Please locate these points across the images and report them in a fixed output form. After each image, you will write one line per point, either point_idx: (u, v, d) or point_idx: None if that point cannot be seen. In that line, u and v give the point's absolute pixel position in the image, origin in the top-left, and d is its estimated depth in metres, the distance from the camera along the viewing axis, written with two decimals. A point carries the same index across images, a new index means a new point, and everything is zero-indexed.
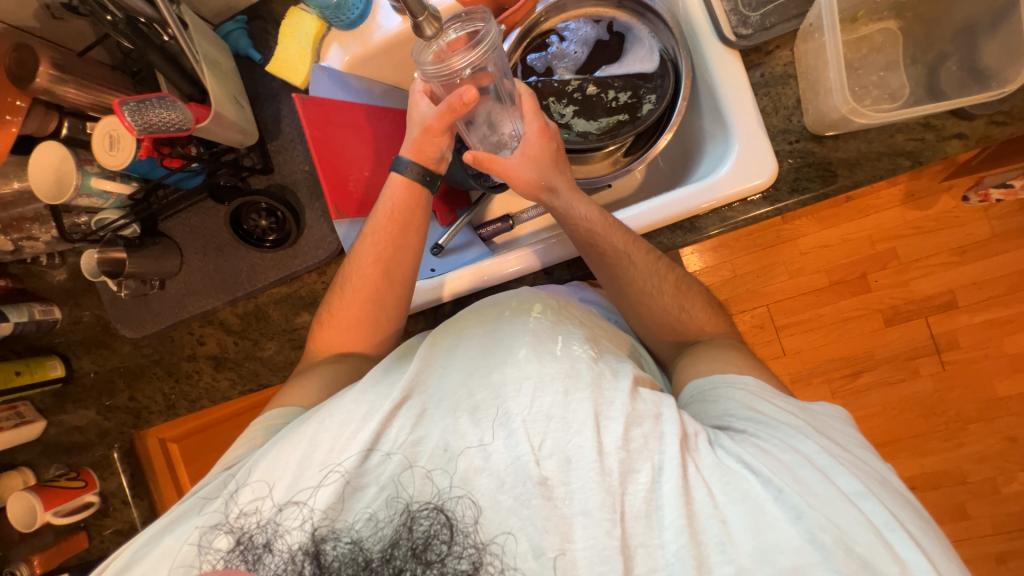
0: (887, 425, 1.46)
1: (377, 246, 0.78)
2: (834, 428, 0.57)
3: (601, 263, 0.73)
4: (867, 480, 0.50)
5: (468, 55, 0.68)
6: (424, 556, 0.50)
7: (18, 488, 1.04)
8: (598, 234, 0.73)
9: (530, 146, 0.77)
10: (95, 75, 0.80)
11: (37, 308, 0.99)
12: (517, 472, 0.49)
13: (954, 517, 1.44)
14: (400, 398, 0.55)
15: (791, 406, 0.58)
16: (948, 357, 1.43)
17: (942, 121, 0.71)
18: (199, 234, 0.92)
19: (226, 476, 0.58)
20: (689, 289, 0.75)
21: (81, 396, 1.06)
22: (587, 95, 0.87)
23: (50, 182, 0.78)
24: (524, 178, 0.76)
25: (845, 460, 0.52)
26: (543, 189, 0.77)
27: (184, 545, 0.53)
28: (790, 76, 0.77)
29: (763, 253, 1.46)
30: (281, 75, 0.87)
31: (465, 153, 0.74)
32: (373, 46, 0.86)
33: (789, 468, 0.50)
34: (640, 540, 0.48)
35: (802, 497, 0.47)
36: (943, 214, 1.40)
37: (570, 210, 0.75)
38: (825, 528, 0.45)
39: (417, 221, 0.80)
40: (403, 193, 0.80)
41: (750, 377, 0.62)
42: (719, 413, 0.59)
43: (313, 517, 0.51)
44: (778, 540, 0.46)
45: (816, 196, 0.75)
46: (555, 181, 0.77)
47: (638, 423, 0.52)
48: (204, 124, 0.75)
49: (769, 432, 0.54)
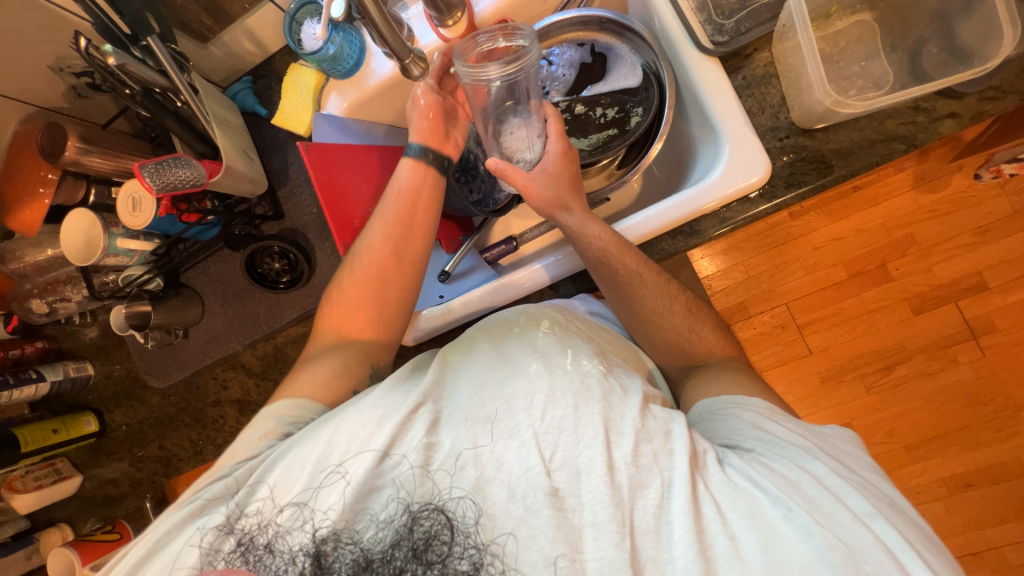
0: (929, 418, 1.38)
1: (389, 226, 0.79)
2: (842, 449, 0.55)
3: (612, 281, 0.73)
4: (876, 502, 0.48)
5: (503, 67, 0.74)
6: (425, 557, 0.50)
7: (57, 545, 1.07)
8: (612, 254, 0.73)
9: (551, 164, 0.80)
10: (118, 144, 0.86)
11: (71, 366, 1.03)
12: (529, 482, 0.49)
13: (1018, 514, 1.34)
14: (416, 403, 0.55)
15: (798, 427, 0.57)
16: (985, 341, 1.36)
17: (930, 102, 0.71)
18: (218, 282, 0.97)
19: (229, 478, 0.57)
20: (701, 311, 0.75)
21: (114, 449, 1.09)
22: (576, 115, 0.91)
23: (81, 246, 0.83)
24: (541, 195, 0.78)
25: (854, 481, 0.50)
26: (560, 209, 0.78)
27: (184, 546, 0.54)
28: (772, 76, 0.78)
29: (775, 251, 1.44)
30: (287, 126, 0.93)
31: (489, 160, 0.77)
32: (368, 90, 0.91)
33: (799, 489, 0.48)
34: (649, 554, 0.47)
35: (811, 515, 0.46)
36: (957, 195, 1.37)
37: (584, 231, 0.76)
38: (834, 546, 0.44)
39: (428, 203, 0.82)
40: (413, 175, 0.82)
41: (759, 399, 0.61)
42: (727, 433, 0.58)
43: (313, 519, 0.51)
44: (788, 556, 0.44)
45: (814, 188, 0.74)
46: (570, 202, 0.79)
47: (647, 439, 0.51)
48: (216, 178, 0.80)
49: (777, 452, 0.53)
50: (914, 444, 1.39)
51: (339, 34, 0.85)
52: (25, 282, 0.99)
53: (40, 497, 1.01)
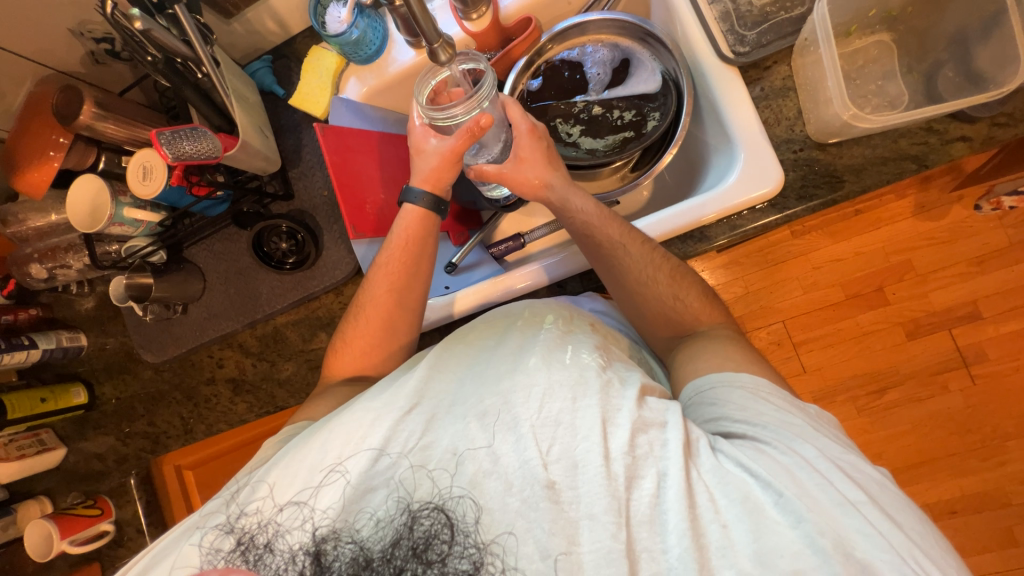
0: (917, 443, 1.39)
1: (388, 275, 0.79)
2: (830, 429, 0.55)
3: (597, 254, 0.74)
4: (869, 486, 0.49)
5: (462, 105, 0.72)
6: (424, 556, 0.49)
7: (35, 518, 1.04)
8: (594, 226, 0.74)
9: (522, 149, 0.79)
10: (132, 112, 0.85)
11: (64, 335, 1.02)
12: (525, 475, 0.49)
13: (1002, 544, 1.35)
14: (410, 405, 0.55)
15: (789, 403, 0.56)
16: (977, 370, 1.38)
17: (943, 125, 0.73)
18: (222, 259, 0.96)
19: (231, 490, 0.56)
20: (689, 280, 0.73)
21: (102, 422, 1.08)
22: (593, 115, 0.91)
23: (85, 212, 0.82)
24: (524, 181, 0.78)
25: (843, 464, 0.50)
26: (542, 188, 0.78)
27: (186, 568, 0.52)
28: (790, 89, 0.79)
29: (774, 268, 1.45)
30: (303, 107, 0.92)
31: (471, 168, 0.80)
32: (388, 78, 0.92)
33: (790, 472, 0.48)
34: (644, 544, 0.47)
35: (803, 501, 0.45)
36: (957, 224, 1.39)
37: (566, 207, 0.77)
38: (825, 533, 0.44)
39: (430, 249, 0.81)
40: (417, 224, 0.81)
41: (746, 375, 0.59)
42: (714, 418, 0.57)
43: (313, 518, 0.51)
44: (779, 543, 0.45)
45: (825, 202, 0.76)
46: (551, 178, 0.78)
47: (644, 430, 0.51)
48: (231, 152, 0.80)
49: (767, 434, 0.52)
50: (904, 467, 1.40)
51: (364, 19, 0.86)
52: (25, 246, 0.97)
53: (21, 467, 0.99)
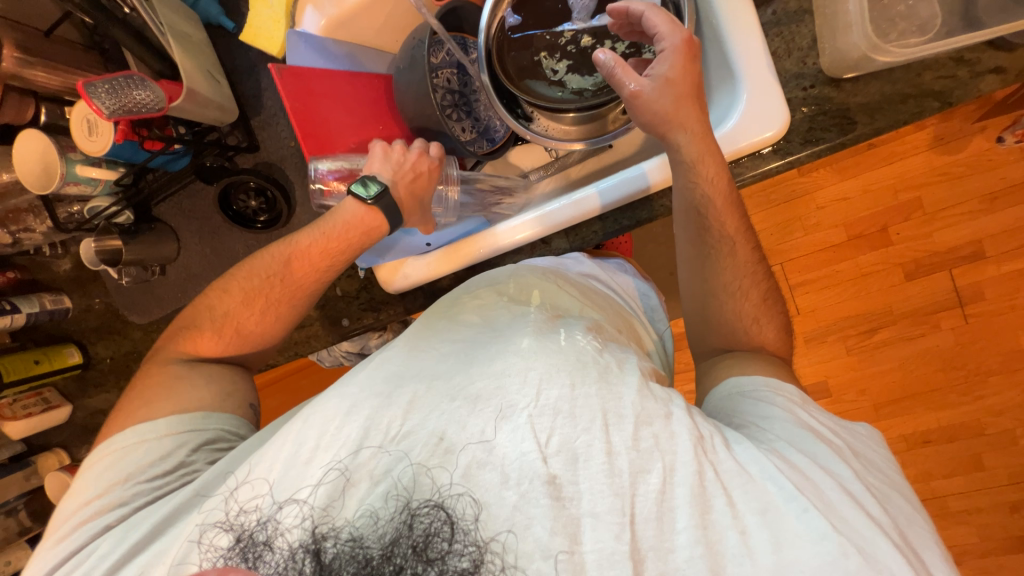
0: (903, 381, 1.43)
1: (269, 307, 0.74)
2: (872, 454, 0.57)
3: (699, 235, 0.67)
4: (897, 514, 0.51)
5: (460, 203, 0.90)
6: (425, 555, 0.47)
7: (55, 468, 1.10)
8: (715, 207, 0.65)
9: (675, 69, 0.63)
10: (64, 55, 0.76)
11: (47, 299, 1.01)
12: (523, 468, 0.48)
13: (969, 469, 1.43)
14: (401, 392, 0.54)
15: (830, 423, 0.58)
16: (971, 311, 1.37)
17: (976, 54, 0.64)
18: (193, 217, 0.91)
19: (227, 471, 0.58)
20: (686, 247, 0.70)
21: (100, 380, 1.09)
22: (581, 49, 0.81)
23: (35, 171, 0.77)
24: (652, 109, 0.64)
25: (875, 489, 0.52)
26: (673, 127, 0.64)
27: (185, 542, 0.53)
28: (806, 12, 0.70)
29: (778, 210, 1.40)
30: (257, 44, 0.84)
31: (599, 51, 0.63)
32: (349, 6, 0.81)
33: (818, 488, 0.49)
34: (651, 543, 0.47)
35: (826, 519, 0.47)
36: (975, 158, 1.30)
37: (696, 167, 0.64)
38: (848, 554, 0.45)
39: (357, 251, 0.75)
40: (348, 225, 0.74)
41: (793, 387, 0.61)
42: (757, 416, 0.58)
43: (313, 514, 0.50)
44: (800, 558, 0.45)
45: (832, 146, 0.69)
46: (688, 120, 0.64)
47: (648, 423, 0.51)
48: (177, 102, 0.73)
49: (809, 446, 0.53)
50: (886, 404, 1.45)
51: None
52: None
53: (32, 424, 1.03)
